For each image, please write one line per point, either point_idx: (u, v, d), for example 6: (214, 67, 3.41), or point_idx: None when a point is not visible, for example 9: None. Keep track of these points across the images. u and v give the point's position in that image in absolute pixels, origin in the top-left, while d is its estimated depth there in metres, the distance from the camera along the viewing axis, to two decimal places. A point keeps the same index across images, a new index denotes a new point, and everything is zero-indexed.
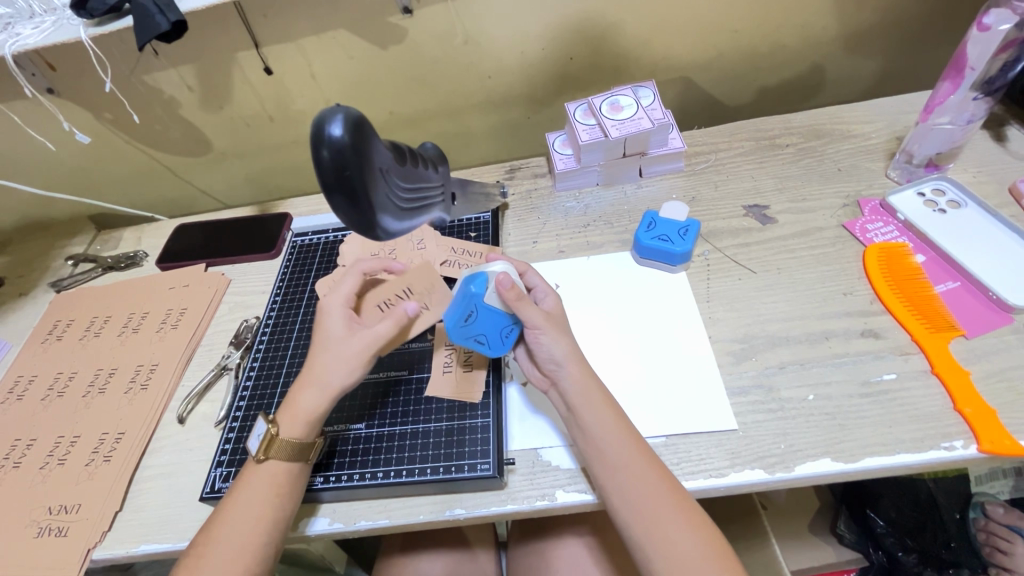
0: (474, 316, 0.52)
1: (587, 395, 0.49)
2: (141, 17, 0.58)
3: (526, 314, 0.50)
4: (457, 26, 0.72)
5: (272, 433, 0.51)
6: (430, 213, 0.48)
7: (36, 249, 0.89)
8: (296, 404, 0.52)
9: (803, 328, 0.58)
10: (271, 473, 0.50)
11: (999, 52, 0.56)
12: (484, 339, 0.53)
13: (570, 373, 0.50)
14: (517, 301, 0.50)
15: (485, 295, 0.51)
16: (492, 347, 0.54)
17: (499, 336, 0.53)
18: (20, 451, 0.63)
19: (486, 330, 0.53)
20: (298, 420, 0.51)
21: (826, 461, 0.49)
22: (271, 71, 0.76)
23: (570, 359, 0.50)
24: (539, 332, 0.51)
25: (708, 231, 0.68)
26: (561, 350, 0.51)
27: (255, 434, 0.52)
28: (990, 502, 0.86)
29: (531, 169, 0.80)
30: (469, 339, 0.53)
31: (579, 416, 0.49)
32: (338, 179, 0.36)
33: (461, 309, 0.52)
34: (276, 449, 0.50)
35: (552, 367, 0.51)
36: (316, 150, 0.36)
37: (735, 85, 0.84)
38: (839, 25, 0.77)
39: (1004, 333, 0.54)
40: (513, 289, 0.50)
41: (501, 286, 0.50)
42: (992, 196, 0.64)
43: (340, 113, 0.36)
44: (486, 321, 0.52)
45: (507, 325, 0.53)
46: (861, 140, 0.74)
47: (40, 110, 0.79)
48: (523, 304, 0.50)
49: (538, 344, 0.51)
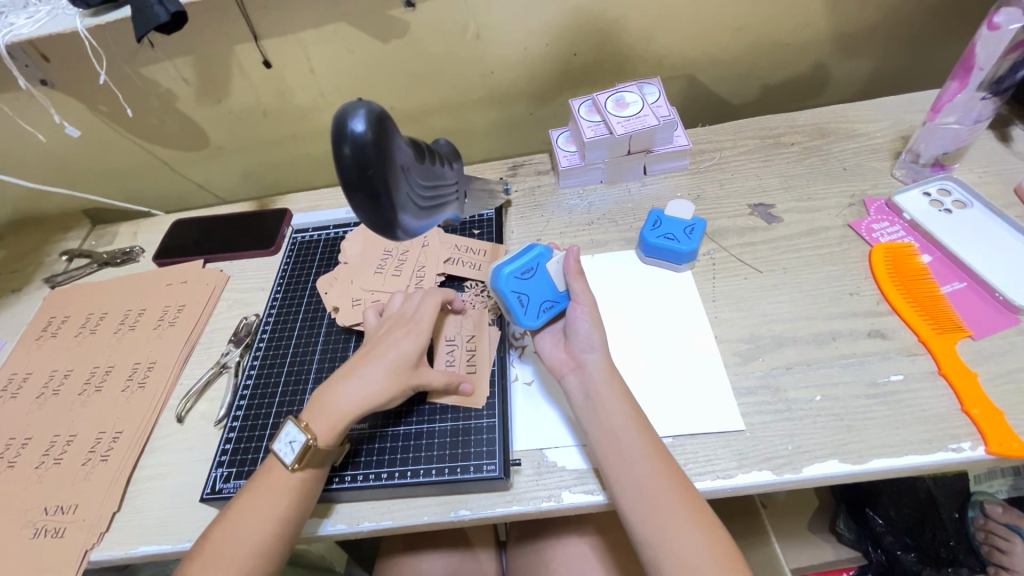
0: (532, 273, 0.56)
1: (610, 383, 0.51)
2: (139, 8, 0.57)
3: (577, 286, 0.54)
4: (460, 20, 0.71)
5: (307, 443, 0.49)
6: (444, 211, 0.47)
7: (30, 244, 0.87)
8: (337, 410, 0.51)
9: (809, 328, 0.57)
10: (300, 479, 0.49)
11: (1007, 52, 0.55)
12: (525, 299, 0.55)
13: (599, 359, 0.52)
14: (576, 273, 0.55)
15: (549, 261, 0.56)
16: (526, 313, 0.55)
17: (538, 306, 0.55)
18: (15, 450, 0.62)
19: (534, 292, 0.55)
20: (337, 429, 0.51)
21: (834, 462, 0.48)
22: (270, 65, 0.74)
23: (603, 346, 0.52)
24: (584, 308, 0.53)
25: (713, 230, 0.67)
26: (598, 334, 0.53)
27: (285, 441, 0.50)
28: (988, 502, 0.86)
29: (534, 166, 0.80)
30: (512, 293, 0.55)
31: (601, 403, 0.50)
32: (360, 177, 0.35)
33: (523, 263, 0.56)
34: (310, 458, 0.49)
35: (585, 351, 0.52)
36: (337, 146, 0.35)
37: (738, 83, 0.83)
38: (844, 23, 0.76)
39: (1010, 335, 0.54)
40: (576, 263, 0.55)
41: (568, 255, 0.55)
42: (998, 197, 0.64)
43: (362, 109, 0.35)
44: (539, 284, 0.56)
45: (553, 300, 0.55)
46: (866, 139, 0.73)
47: (33, 102, 0.77)
48: (580, 279, 0.54)
49: (579, 319, 0.53)
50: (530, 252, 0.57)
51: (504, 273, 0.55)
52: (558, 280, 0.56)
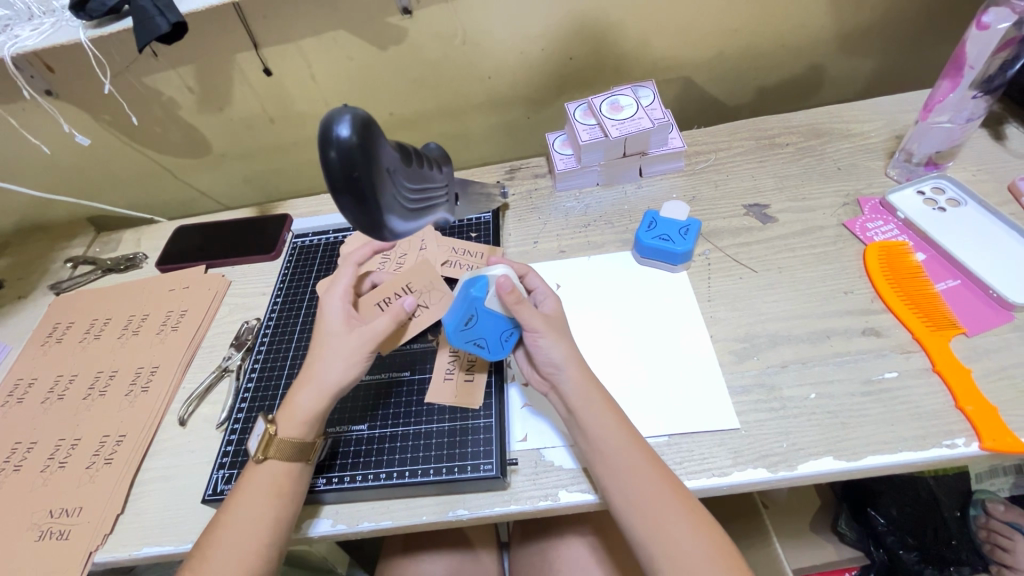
0: (474, 320, 0.52)
1: (585, 397, 0.49)
2: (141, 19, 0.58)
3: (525, 319, 0.50)
4: (456, 26, 0.72)
5: (268, 433, 0.51)
6: (435, 213, 0.48)
7: (36, 252, 0.89)
8: (294, 405, 0.52)
9: (804, 327, 0.58)
10: (271, 473, 0.50)
11: (998, 50, 0.56)
12: (482, 341, 0.54)
13: (569, 375, 0.50)
14: (517, 304, 0.50)
15: (485, 300, 0.51)
16: (491, 350, 0.54)
17: (498, 340, 0.54)
18: (20, 454, 0.63)
19: (485, 333, 0.53)
20: (295, 419, 0.51)
21: (829, 459, 0.49)
22: (270, 72, 0.75)
23: (569, 361, 0.50)
24: (539, 336, 0.51)
25: (708, 230, 0.68)
26: (560, 353, 0.51)
27: (255, 434, 0.52)
28: (990, 500, 0.85)
29: (531, 169, 0.80)
30: (470, 341, 0.53)
31: (580, 417, 0.49)
32: (346, 181, 0.36)
33: (462, 312, 0.52)
34: (274, 449, 0.50)
35: (551, 370, 0.51)
36: (324, 151, 0.36)
37: (734, 85, 0.84)
38: (838, 24, 0.77)
39: (1004, 331, 0.54)
40: (513, 292, 0.50)
41: (501, 290, 0.49)
42: (992, 194, 0.65)
43: (348, 114, 0.36)
44: (487, 325, 0.52)
45: (506, 330, 0.53)
46: (860, 139, 0.74)
47: (38, 112, 0.78)
48: (523, 308, 0.50)
49: (536, 348, 0.51)
50: (465, 295, 0.51)
51: (450, 330, 0.53)
52: (503, 310, 0.52)
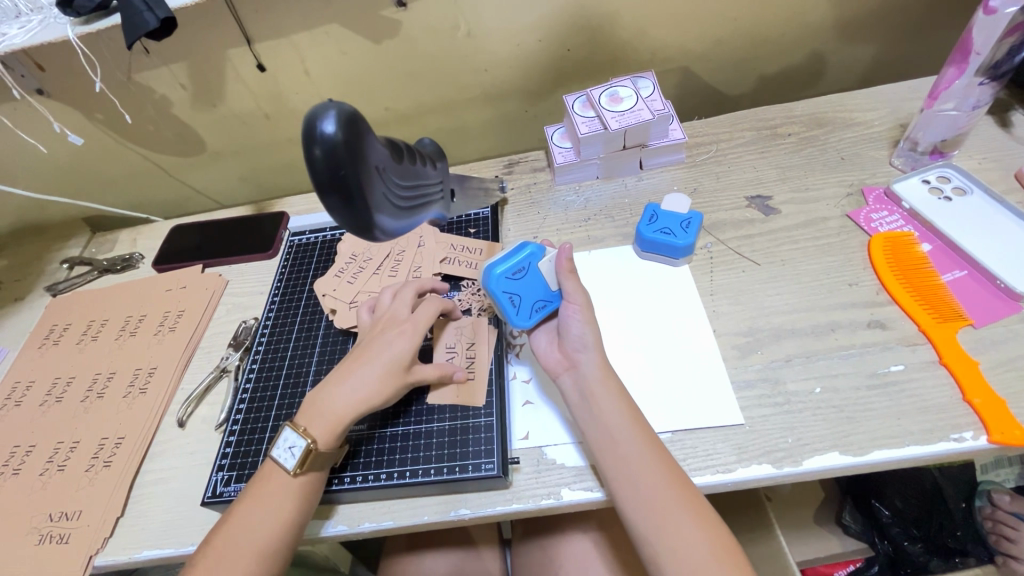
0: (523, 272, 0.55)
1: (605, 381, 0.50)
2: (129, 15, 0.57)
3: (570, 287, 0.53)
4: (451, 18, 0.70)
5: (308, 448, 0.50)
6: (428, 210, 0.47)
7: (32, 253, 0.88)
8: (332, 413, 0.51)
9: (808, 320, 0.57)
10: (306, 485, 0.50)
11: (1004, 36, 0.54)
12: (516, 298, 0.55)
13: (593, 358, 0.51)
14: (568, 272, 0.54)
15: (540, 260, 0.56)
16: (518, 312, 0.55)
17: (531, 305, 0.55)
18: (19, 458, 0.62)
19: (523, 291, 0.55)
20: (336, 430, 0.51)
21: (835, 454, 0.48)
22: (264, 68, 0.74)
23: (596, 345, 0.52)
24: (576, 309, 0.53)
25: (710, 223, 0.67)
26: (590, 334, 0.52)
27: (288, 447, 0.50)
28: (996, 490, 0.84)
29: (530, 163, 0.79)
30: (504, 293, 0.55)
31: (596, 401, 0.49)
32: (332, 179, 0.35)
33: (513, 263, 0.56)
34: (312, 462, 0.50)
35: (578, 349, 0.52)
36: (308, 148, 0.35)
37: (734, 74, 0.83)
38: (840, 11, 0.75)
39: (1012, 322, 0.53)
40: (568, 261, 0.54)
41: (560, 252, 0.54)
42: (998, 183, 0.64)
43: (332, 110, 0.35)
44: (531, 282, 0.55)
45: (545, 301, 0.55)
46: (863, 128, 0.73)
47: (30, 111, 0.77)
48: (573, 277, 0.54)
49: (572, 320, 0.53)
50: (523, 250, 0.56)
51: (494, 272, 0.55)
52: (551, 279, 0.55)
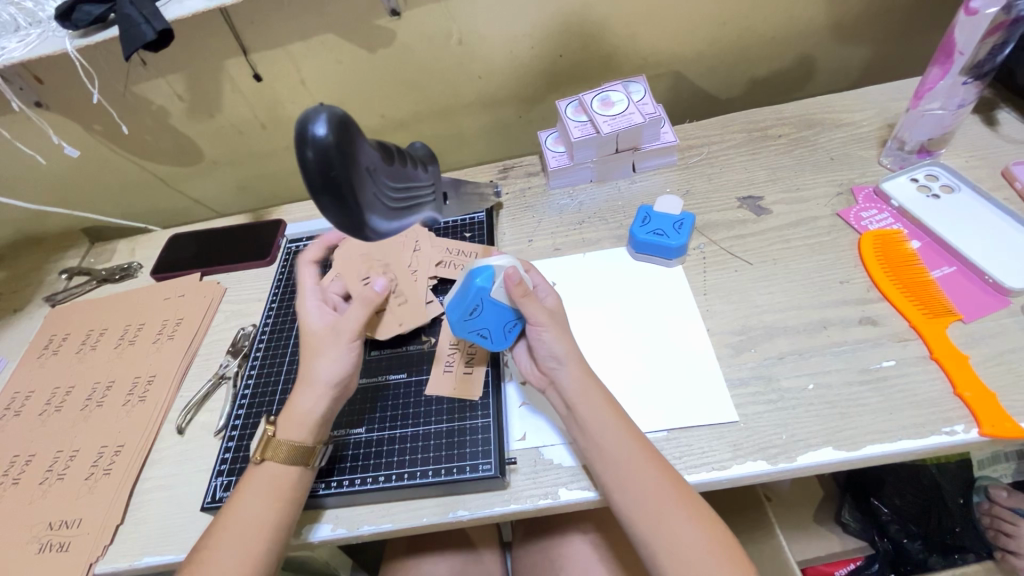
0: (479, 309, 0.51)
1: (585, 393, 0.49)
2: (127, 27, 0.58)
3: (531, 312, 0.50)
4: (445, 26, 0.71)
5: (269, 433, 0.51)
6: (420, 212, 0.48)
7: (30, 264, 0.89)
8: (292, 408, 0.52)
9: (800, 318, 0.57)
10: (278, 478, 0.50)
11: (987, 35, 0.55)
12: (487, 332, 0.53)
13: (569, 370, 0.50)
14: (523, 297, 0.50)
15: (491, 291, 0.51)
16: (495, 341, 0.54)
17: (502, 331, 0.53)
18: (19, 467, 0.63)
19: (489, 324, 0.52)
20: (298, 421, 0.52)
21: (828, 449, 0.49)
22: (260, 78, 0.75)
23: (570, 356, 0.50)
24: (543, 330, 0.50)
25: (703, 224, 0.68)
26: (561, 347, 0.50)
27: (256, 437, 0.53)
28: (993, 485, 0.83)
29: (524, 168, 0.80)
30: (472, 332, 0.53)
31: (579, 415, 0.49)
32: (324, 180, 0.36)
33: (466, 303, 0.51)
34: (274, 449, 0.51)
35: (553, 364, 0.51)
36: (301, 151, 0.36)
37: (724, 77, 0.84)
38: (828, 14, 0.77)
39: (1001, 317, 0.54)
40: (521, 285, 0.49)
41: (510, 281, 0.49)
42: (985, 180, 0.65)
43: (324, 113, 0.36)
44: (491, 315, 0.52)
45: (510, 322, 0.53)
46: (853, 128, 0.74)
47: (29, 124, 0.78)
48: (529, 301, 0.50)
49: (540, 341, 0.51)
50: (470, 285, 0.51)
51: (454, 318, 0.53)
52: (509, 302, 0.51)
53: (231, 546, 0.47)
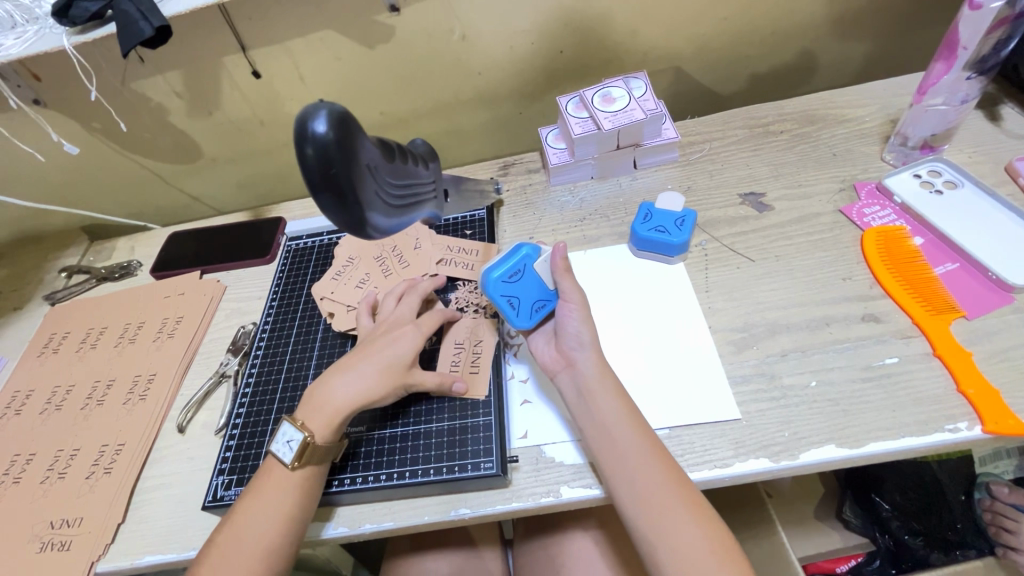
0: (519, 275, 0.55)
1: (602, 380, 0.51)
2: (125, 24, 0.58)
3: (567, 286, 0.54)
4: (445, 22, 0.71)
5: (306, 441, 0.50)
6: (421, 209, 0.47)
7: (30, 263, 0.88)
8: (329, 405, 0.52)
9: (803, 314, 0.57)
10: (297, 479, 0.50)
11: (991, 30, 0.54)
12: (516, 301, 0.54)
13: (590, 357, 0.52)
14: (565, 271, 0.55)
15: (535, 260, 0.55)
16: (518, 314, 0.55)
17: (531, 306, 0.55)
18: (20, 466, 0.62)
19: (522, 294, 0.55)
20: (334, 423, 0.52)
21: (831, 447, 0.48)
22: (259, 75, 0.75)
23: (593, 342, 0.52)
24: (573, 307, 0.54)
25: (704, 221, 0.68)
26: (587, 333, 0.53)
27: (287, 444, 0.51)
28: (995, 482, 0.81)
29: (525, 165, 0.80)
30: (504, 297, 0.54)
31: (594, 401, 0.50)
32: (324, 178, 0.36)
33: (510, 266, 0.55)
34: (310, 456, 0.50)
35: (574, 347, 0.53)
36: (300, 148, 0.35)
37: (725, 73, 0.83)
38: (830, 9, 0.76)
39: (1004, 313, 0.54)
40: (564, 260, 0.55)
41: (556, 253, 0.55)
42: (989, 176, 0.64)
43: (324, 110, 0.36)
44: (527, 285, 0.55)
45: (541, 300, 0.55)
46: (855, 124, 0.73)
47: (27, 122, 0.78)
48: (569, 276, 0.54)
49: (569, 319, 0.54)
50: (517, 252, 0.55)
51: (492, 277, 0.54)
52: (547, 278, 0.56)
53: (245, 549, 0.47)
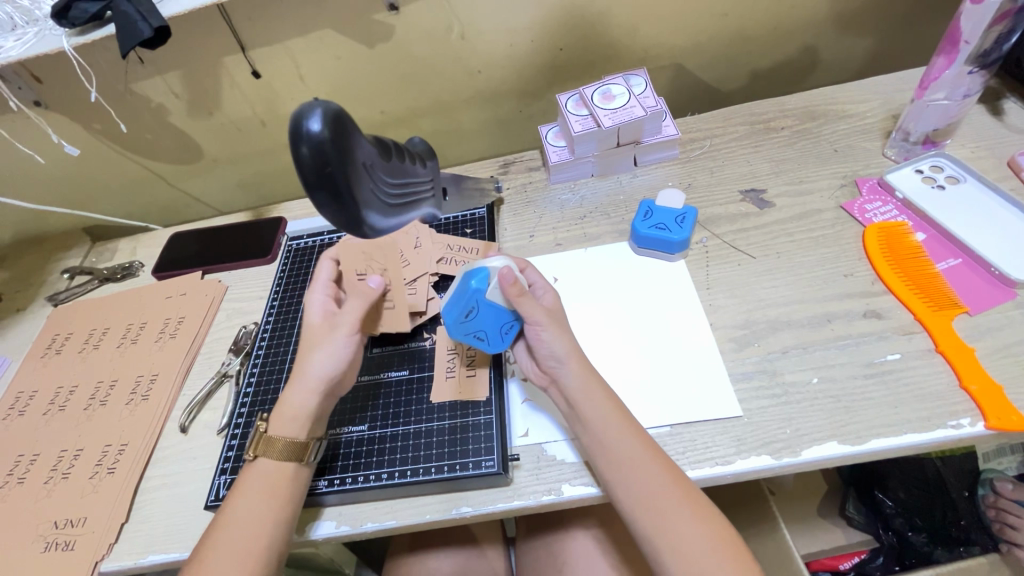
0: (475, 311, 0.51)
1: (588, 391, 0.49)
2: (124, 25, 0.58)
3: (527, 310, 0.50)
4: (444, 20, 0.71)
5: (260, 432, 0.52)
6: (418, 208, 0.47)
7: (32, 264, 0.89)
8: (284, 404, 0.53)
9: (805, 311, 0.57)
10: (274, 475, 0.50)
11: (993, 24, 0.54)
12: (482, 334, 0.53)
13: (570, 368, 0.50)
14: (518, 297, 0.50)
15: (487, 291, 0.50)
16: (491, 343, 0.53)
17: (498, 332, 0.53)
18: (23, 467, 0.63)
19: (484, 326, 0.52)
20: (287, 416, 0.52)
21: (832, 444, 0.48)
22: (258, 75, 0.75)
23: (570, 355, 0.50)
24: (540, 329, 0.50)
25: (705, 218, 0.67)
26: (562, 347, 0.50)
27: (248, 435, 0.53)
28: (999, 478, 0.82)
29: (525, 163, 0.80)
30: (469, 334, 0.52)
31: (581, 412, 0.49)
32: (319, 176, 0.36)
33: (462, 304, 0.50)
34: (268, 449, 0.51)
35: (552, 363, 0.51)
36: (295, 147, 0.35)
37: (725, 70, 0.83)
38: (831, 5, 0.76)
39: (1007, 309, 0.53)
40: (515, 285, 0.50)
41: (504, 281, 0.50)
42: (991, 171, 0.64)
43: (319, 108, 0.36)
44: (486, 316, 0.51)
45: (506, 323, 0.53)
46: (856, 119, 0.73)
47: (28, 123, 0.78)
48: (525, 300, 0.50)
49: (538, 340, 0.51)
50: (466, 288, 0.50)
51: (449, 322, 0.51)
52: (503, 303, 0.51)
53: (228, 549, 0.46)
